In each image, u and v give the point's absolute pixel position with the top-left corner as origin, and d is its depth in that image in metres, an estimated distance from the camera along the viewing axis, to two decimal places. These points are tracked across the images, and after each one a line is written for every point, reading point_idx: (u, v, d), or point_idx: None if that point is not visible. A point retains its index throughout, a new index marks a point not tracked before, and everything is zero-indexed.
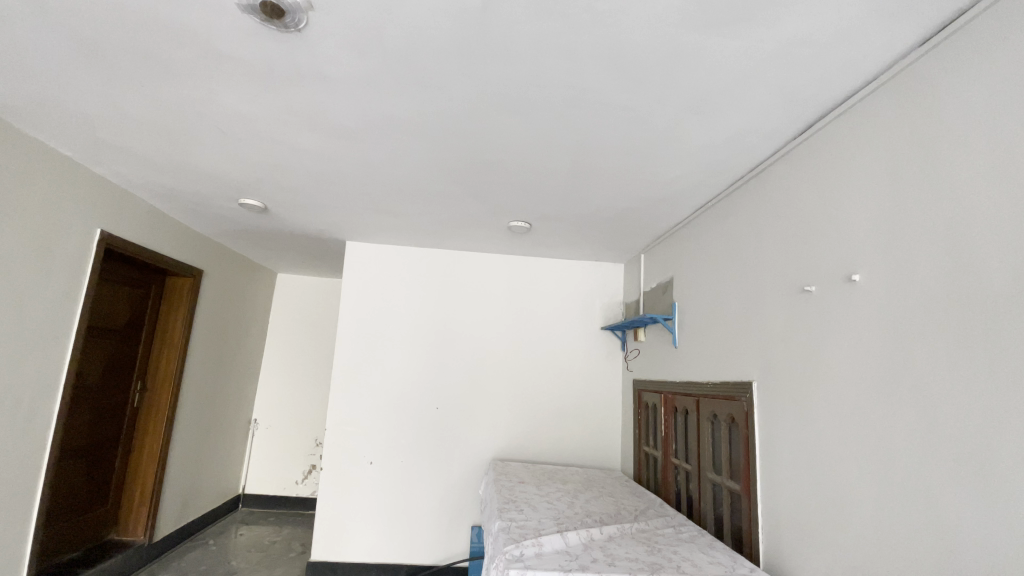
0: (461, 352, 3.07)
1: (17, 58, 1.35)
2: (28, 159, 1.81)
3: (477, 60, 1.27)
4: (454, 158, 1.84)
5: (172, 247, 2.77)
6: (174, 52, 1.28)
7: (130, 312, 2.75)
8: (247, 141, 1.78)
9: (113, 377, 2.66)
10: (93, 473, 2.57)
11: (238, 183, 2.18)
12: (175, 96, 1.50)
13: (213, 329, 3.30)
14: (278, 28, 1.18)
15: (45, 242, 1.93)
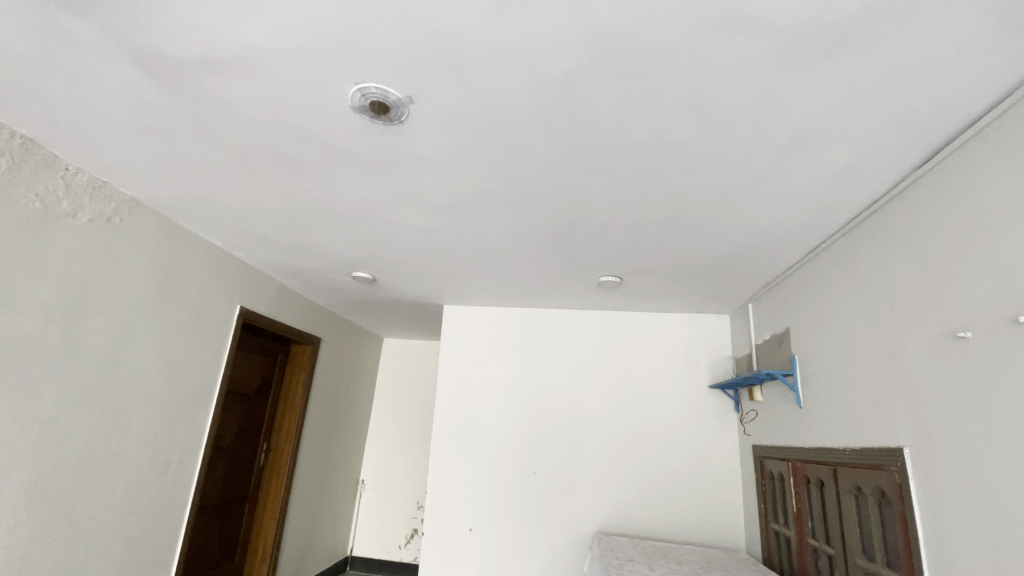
0: (557, 413, 2.99)
1: (185, 169, 1.65)
2: (188, 248, 2.18)
3: (559, 127, 1.32)
4: (543, 219, 1.88)
5: (297, 317, 3.09)
6: (301, 152, 1.49)
7: (260, 377, 3.07)
8: (357, 221, 1.97)
9: (244, 438, 2.93)
10: (224, 528, 2.80)
11: (349, 258, 2.41)
12: (300, 188, 1.72)
13: (328, 392, 3.55)
14: (384, 122, 1.32)
15: (198, 319, 2.26)
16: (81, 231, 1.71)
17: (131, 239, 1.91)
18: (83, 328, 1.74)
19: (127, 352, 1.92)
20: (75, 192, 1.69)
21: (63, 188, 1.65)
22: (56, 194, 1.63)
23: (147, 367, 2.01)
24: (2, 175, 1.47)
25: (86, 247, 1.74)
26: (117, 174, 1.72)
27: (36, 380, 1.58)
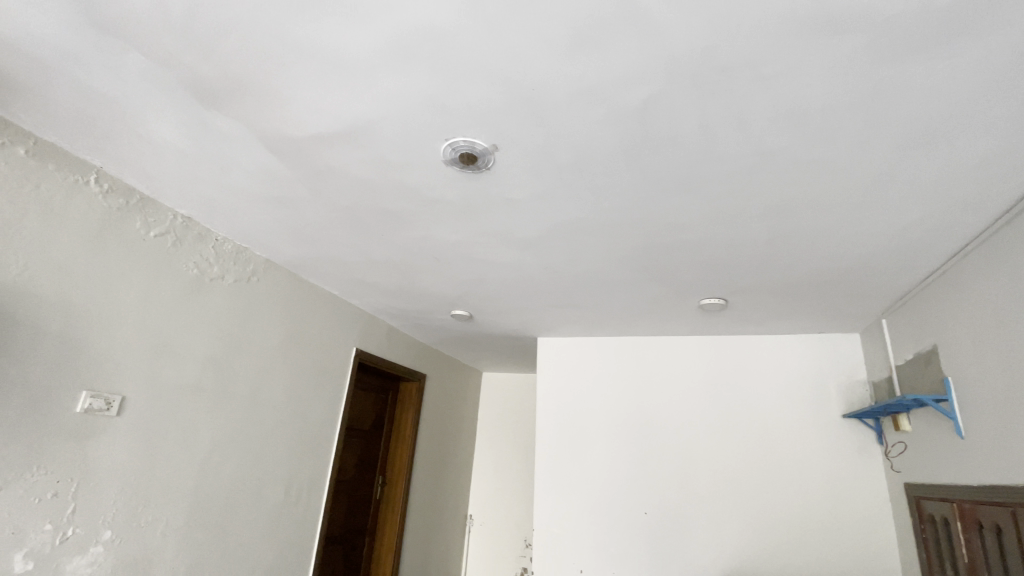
0: (665, 448, 2.83)
1: (307, 231, 1.88)
2: (311, 298, 2.45)
3: (643, 154, 1.31)
4: (633, 247, 1.86)
5: (404, 356, 3.30)
6: (401, 205, 1.63)
7: (375, 414, 3.29)
8: (454, 263, 2.09)
9: (362, 472, 3.14)
10: (348, 559, 2.98)
11: (448, 298, 2.55)
12: (402, 237, 1.88)
13: (434, 427, 3.70)
14: (473, 171, 1.41)
15: (321, 361, 2.51)
16: (229, 290, 2.01)
17: (267, 295, 2.19)
18: (231, 374, 2.01)
19: (265, 394, 2.18)
20: (223, 258, 1.99)
21: (214, 255, 1.95)
22: (209, 261, 1.93)
23: (281, 407, 2.26)
24: (170, 249, 1.78)
25: (232, 303, 2.03)
26: (254, 240, 2.00)
27: (195, 419, 1.85)
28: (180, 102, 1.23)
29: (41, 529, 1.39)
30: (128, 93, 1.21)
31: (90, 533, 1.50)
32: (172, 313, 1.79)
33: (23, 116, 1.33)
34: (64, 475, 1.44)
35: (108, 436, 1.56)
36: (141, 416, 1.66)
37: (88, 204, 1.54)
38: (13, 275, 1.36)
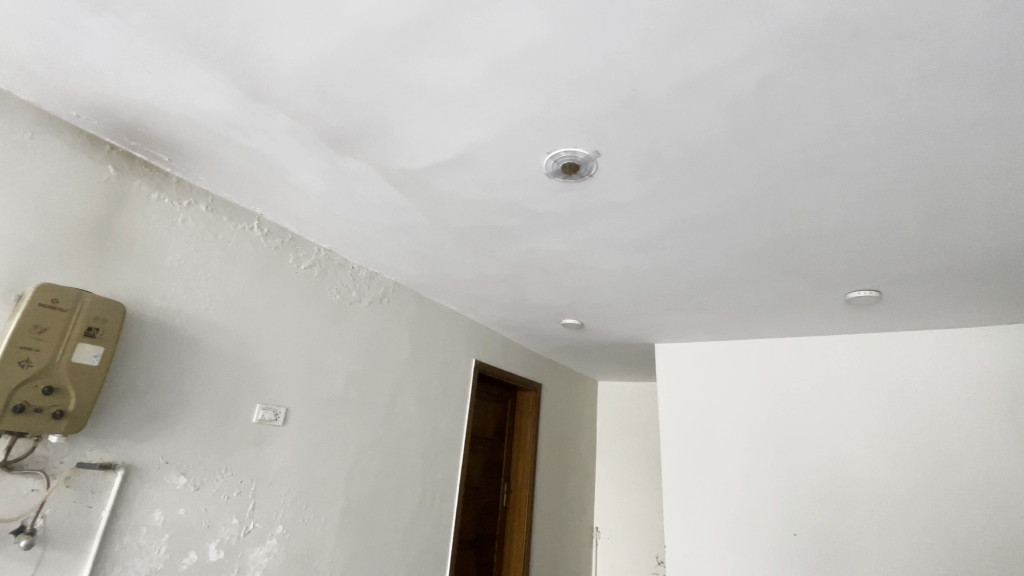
0: (813, 460, 2.53)
1: (426, 253, 2.03)
2: (434, 314, 2.63)
3: (761, 139, 1.21)
4: (756, 240, 1.71)
5: (521, 366, 3.38)
6: (509, 221, 1.69)
7: (496, 423, 3.40)
8: (563, 272, 2.10)
9: (488, 479, 3.26)
10: (480, 563, 3.10)
11: (559, 308, 2.56)
12: (512, 252, 1.94)
13: (554, 436, 3.72)
14: (577, 179, 1.41)
15: (445, 373, 2.67)
16: (365, 311, 2.24)
17: (396, 313, 2.40)
18: (369, 387, 2.22)
19: (399, 404, 2.37)
20: (359, 283, 2.22)
21: (351, 281, 2.19)
22: (347, 287, 2.17)
23: (413, 417, 2.43)
24: (317, 278, 2.04)
25: (367, 324, 2.25)
26: (381, 265, 2.21)
27: (343, 429, 2.08)
28: (316, 151, 1.41)
29: (229, 522, 1.65)
30: (275, 149, 1.42)
31: (265, 527, 1.75)
32: (320, 335, 2.03)
33: (203, 178, 1.62)
34: (244, 476, 1.70)
35: (275, 444, 1.81)
36: (300, 426, 1.91)
37: (254, 245, 1.82)
38: (201, 309, 1.65)
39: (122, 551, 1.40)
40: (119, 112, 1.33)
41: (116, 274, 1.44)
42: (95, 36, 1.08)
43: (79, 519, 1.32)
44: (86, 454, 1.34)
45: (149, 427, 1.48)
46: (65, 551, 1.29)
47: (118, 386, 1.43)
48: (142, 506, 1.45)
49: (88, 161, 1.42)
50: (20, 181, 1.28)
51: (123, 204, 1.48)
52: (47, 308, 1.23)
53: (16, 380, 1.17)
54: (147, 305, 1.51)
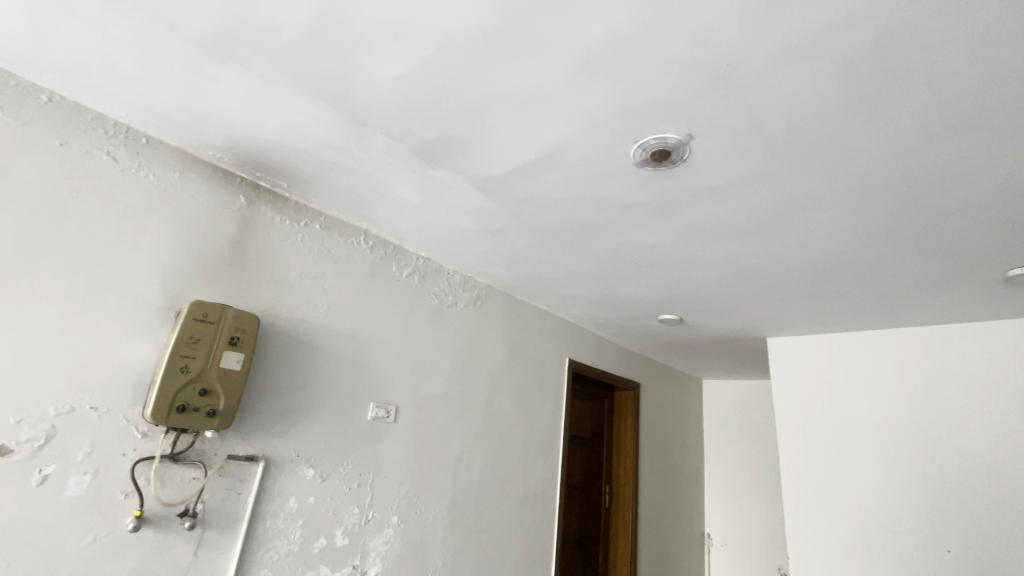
0: (969, 467, 2.17)
1: (516, 255, 2.06)
2: (526, 315, 2.66)
3: (883, 101, 1.08)
4: (880, 215, 1.52)
5: (617, 365, 3.30)
6: (598, 216, 1.66)
7: (594, 423, 3.36)
8: (658, 265, 2.02)
9: (589, 479, 3.22)
10: (586, 564, 3.08)
11: (655, 303, 2.47)
12: (602, 248, 1.91)
13: (655, 437, 3.59)
14: (669, 167, 1.35)
15: (540, 373, 2.69)
16: (461, 314, 2.32)
17: (490, 315, 2.47)
18: (470, 388, 2.30)
19: (498, 404, 2.42)
20: (454, 287, 2.32)
21: (447, 286, 2.29)
22: (444, 291, 2.27)
23: (511, 416, 2.48)
24: (416, 285, 2.16)
25: (464, 326, 2.33)
26: (474, 269, 2.29)
27: (447, 427, 2.17)
28: (410, 165, 1.50)
29: (352, 511, 1.79)
30: (375, 167, 1.53)
31: (383, 518, 1.88)
32: (422, 338, 2.15)
33: (315, 200, 1.79)
34: (362, 470, 1.85)
35: (388, 440, 1.95)
36: (408, 425, 2.03)
37: (360, 257, 1.97)
38: (319, 318, 1.82)
39: (265, 534, 1.58)
40: (245, 148, 1.52)
41: (250, 290, 1.64)
42: (224, 83, 1.24)
43: (231, 503, 1.52)
44: (234, 448, 1.54)
45: (282, 424, 1.66)
46: (222, 531, 1.49)
47: (256, 388, 1.62)
48: (280, 494, 1.62)
49: (224, 193, 1.63)
50: (173, 215, 1.51)
51: (252, 229, 1.68)
52: (199, 321, 1.43)
53: (179, 383, 1.37)
54: (276, 315, 1.70)
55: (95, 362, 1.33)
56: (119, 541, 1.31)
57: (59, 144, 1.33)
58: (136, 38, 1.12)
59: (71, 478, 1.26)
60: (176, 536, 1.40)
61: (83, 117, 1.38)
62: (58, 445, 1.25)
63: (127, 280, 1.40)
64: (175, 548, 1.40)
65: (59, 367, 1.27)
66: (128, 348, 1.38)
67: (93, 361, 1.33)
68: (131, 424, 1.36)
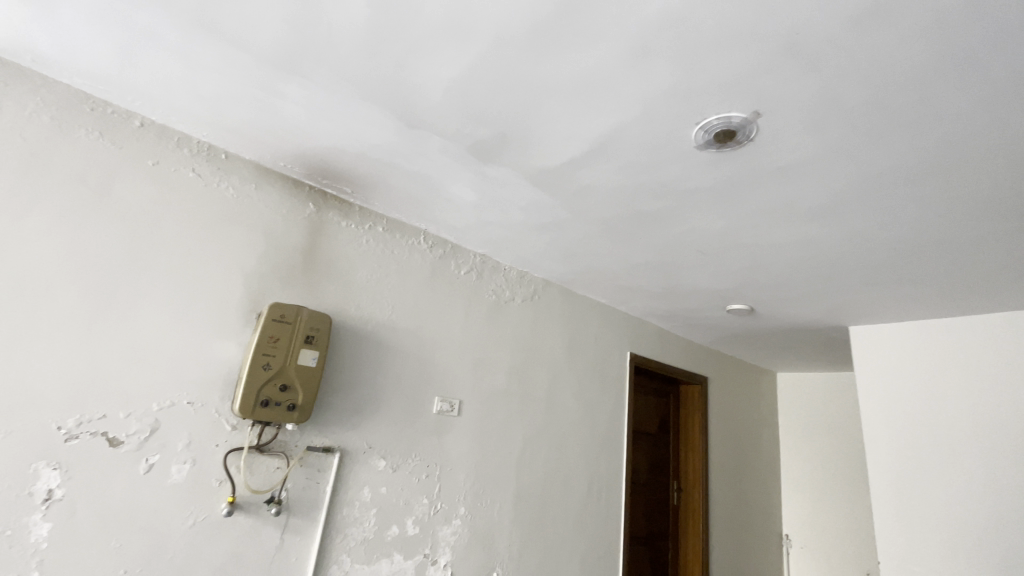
0: None
1: (574, 248, 2.04)
2: (585, 309, 2.64)
3: (982, 59, 0.97)
4: (980, 188, 1.37)
5: (682, 358, 3.20)
6: (658, 204, 1.61)
7: (660, 418, 3.27)
8: (723, 253, 1.93)
9: (655, 475, 3.15)
10: (654, 561, 3.01)
11: (721, 293, 2.37)
12: (664, 237, 1.85)
13: (726, 433, 3.44)
14: (733, 148, 1.29)
15: (602, 367, 2.66)
16: (520, 310, 2.34)
17: (549, 310, 2.46)
18: (530, 382, 2.31)
19: (559, 398, 2.42)
20: (512, 283, 2.33)
21: (505, 281, 2.31)
22: (502, 287, 2.29)
23: (573, 410, 2.47)
24: (475, 282, 2.19)
25: (523, 321, 2.35)
26: (532, 264, 2.29)
27: (510, 421, 2.20)
28: (466, 164, 1.52)
29: (421, 502, 1.86)
30: (432, 168, 1.57)
31: (450, 509, 1.93)
32: (483, 334, 2.18)
33: (377, 204, 1.87)
34: (430, 462, 1.91)
35: (453, 434, 2.00)
36: (472, 419, 2.07)
37: (421, 256, 2.03)
38: (385, 316, 1.89)
39: (342, 521, 1.67)
40: (312, 157, 1.60)
41: (321, 291, 1.74)
42: (291, 97, 1.32)
43: (311, 491, 1.62)
44: (312, 440, 1.64)
45: (354, 418, 1.75)
46: (303, 517, 1.59)
47: (330, 384, 1.71)
48: (354, 484, 1.71)
49: (295, 201, 1.73)
50: (251, 224, 1.62)
51: (321, 233, 1.77)
52: (278, 322, 1.54)
53: (262, 379, 1.48)
54: (345, 314, 1.79)
55: (189, 361, 1.46)
56: (215, 523, 1.43)
57: (151, 163, 1.47)
58: (212, 62, 1.22)
59: (173, 466, 1.39)
60: (264, 521, 1.51)
61: (170, 138, 1.51)
62: (161, 436, 1.39)
63: (213, 286, 1.52)
64: (264, 531, 1.51)
65: (159, 366, 1.41)
66: (216, 347, 1.50)
67: (187, 360, 1.45)
68: (222, 417, 1.48)
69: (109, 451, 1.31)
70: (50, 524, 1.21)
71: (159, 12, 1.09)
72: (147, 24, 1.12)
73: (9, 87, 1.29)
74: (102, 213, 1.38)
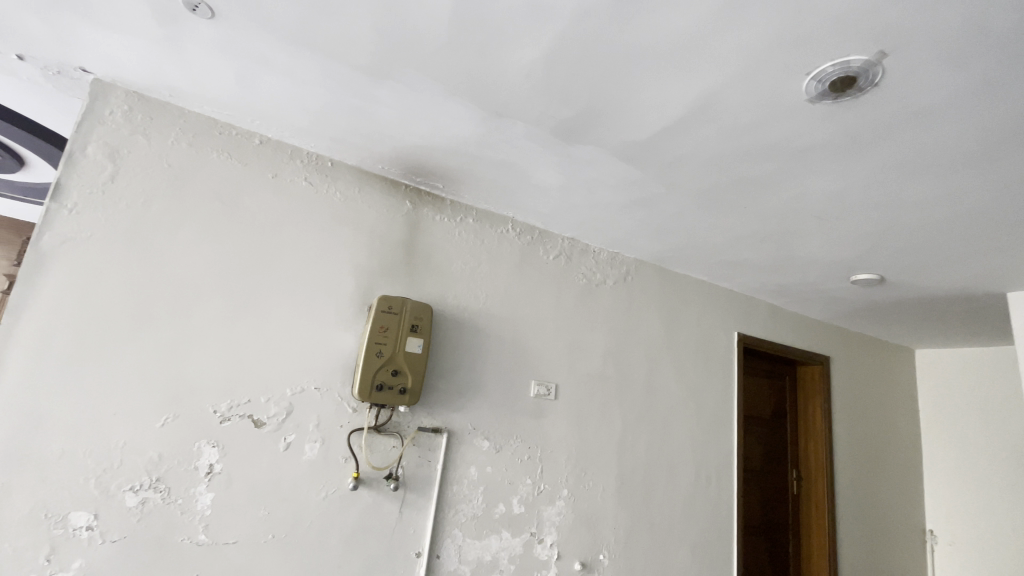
0: None
1: (670, 224, 1.95)
2: (683, 288, 2.52)
3: None
4: None
5: (797, 337, 2.94)
6: (762, 168, 1.49)
7: (774, 402, 3.04)
8: (844, 216, 1.74)
9: (771, 462, 2.94)
10: (773, 552, 2.84)
11: (842, 262, 2.14)
12: (771, 203, 1.70)
13: (853, 418, 3.12)
14: (853, 96, 1.15)
15: (705, 348, 2.53)
16: (613, 292, 2.30)
17: (644, 291, 2.39)
18: (629, 365, 2.27)
19: (660, 380, 2.35)
20: (604, 265, 2.29)
21: (597, 264, 2.28)
22: (594, 270, 2.26)
23: (675, 393, 2.38)
24: (566, 266, 2.19)
25: (618, 303, 2.30)
26: (624, 244, 2.23)
27: (609, 404, 2.18)
28: (552, 147, 1.51)
29: (525, 482, 1.91)
30: (519, 156, 1.59)
31: (554, 490, 1.97)
32: (577, 318, 2.18)
33: (467, 196, 1.93)
34: (531, 444, 1.95)
35: (553, 416, 2.03)
36: (571, 402, 2.08)
37: (511, 244, 2.07)
38: (481, 304, 1.96)
39: (453, 498, 1.77)
40: (407, 157, 1.69)
41: (422, 282, 1.84)
42: (384, 101, 1.40)
43: (424, 469, 1.73)
44: (422, 421, 1.75)
45: (459, 401, 1.84)
46: (418, 493, 1.71)
47: (435, 369, 1.81)
48: (462, 463, 1.80)
49: (395, 200, 1.84)
50: (357, 224, 1.75)
51: (419, 228, 1.87)
52: (386, 313, 1.66)
53: (376, 366, 1.60)
54: (445, 303, 1.87)
55: (313, 351, 1.62)
56: (344, 495, 1.59)
57: (272, 176, 1.64)
58: (316, 77, 1.33)
59: (307, 444, 1.56)
60: (384, 495, 1.65)
61: (285, 152, 1.68)
62: (295, 418, 1.56)
63: (329, 283, 1.67)
64: (385, 504, 1.65)
65: (289, 356, 1.58)
66: (335, 338, 1.66)
67: (312, 350, 1.62)
68: (343, 401, 1.64)
69: (256, 429, 1.50)
70: (212, 493, 1.42)
71: (269, 38, 1.20)
72: (261, 51, 1.25)
73: (158, 122, 1.51)
74: (236, 224, 1.57)
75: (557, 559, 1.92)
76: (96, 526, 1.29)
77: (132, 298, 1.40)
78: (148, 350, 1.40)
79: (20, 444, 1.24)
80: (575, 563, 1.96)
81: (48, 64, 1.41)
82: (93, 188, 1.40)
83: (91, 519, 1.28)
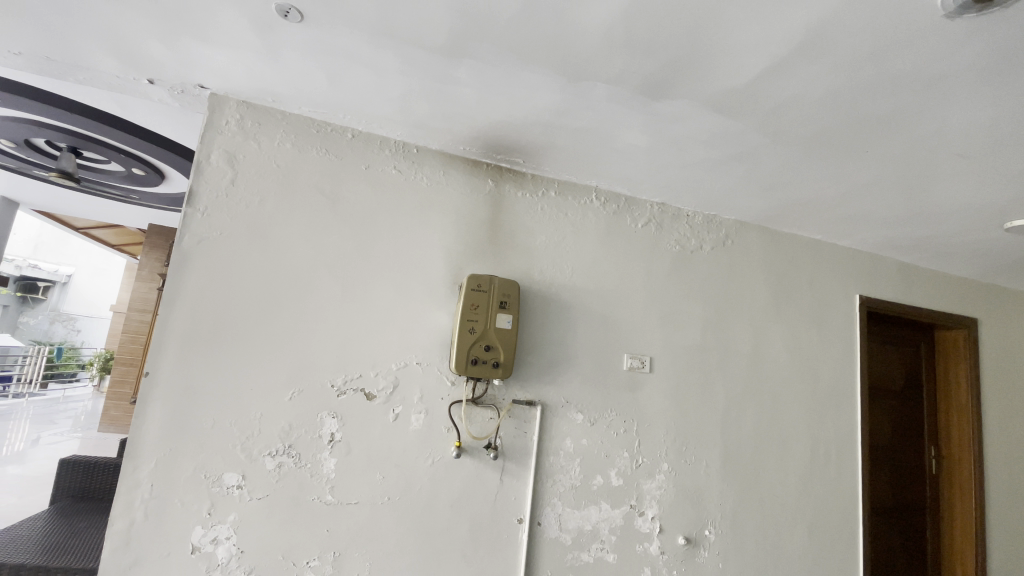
0: None
1: (772, 178, 1.79)
2: (792, 249, 2.30)
3: None
4: None
5: (934, 297, 2.58)
6: (886, 102, 1.30)
7: (907, 371, 2.71)
8: (997, 151, 1.47)
9: (903, 437, 2.64)
10: (905, 535, 2.57)
11: (992, 206, 1.82)
12: (898, 144, 1.49)
13: (1009, 389, 2.69)
14: (1006, 5, 0.95)
15: (820, 314, 2.30)
16: (711, 258, 2.16)
17: (746, 255, 2.22)
18: (731, 335, 2.14)
19: (767, 350, 2.19)
20: (699, 229, 2.16)
21: (691, 229, 2.15)
22: (687, 236, 2.14)
23: (785, 363, 2.21)
24: (656, 233, 2.10)
25: (716, 269, 2.16)
26: (720, 205, 2.08)
27: (710, 375, 2.07)
28: (636, 106, 1.43)
29: (623, 454, 1.89)
30: (601, 121, 1.53)
31: (653, 463, 1.93)
32: (670, 287, 2.08)
33: (549, 169, 1.90)
34: (627, 416, 1.92)
35: (648, 389, 1.97)
36: (667, 373, 2.01)
37: (597, 214, 2.02)
38: (569, 277, 1.94)
39: (551, 468, 1.80)
40: (487, 135, 1.70)
41: (509, 259, 1.86)
42: (463, 81, 1.41)
43: (521, 440, 1.78)
44: (516, 394, 1.79)
45: (551, 374, 1.85)
46: (517, 463, 1.76)
47: (526, 343, 1.84)
48: (558, 435, 1.82)
49: (477, 179, 1.87)
50: (445, 206, 1.81)
51: (502, 206, 1.89)
52: (476, 291, 1.70)
53: (470, 341, 1.65)
54: (533, 279, 1.89)
55: (412, 328, 1.71)
56: (448, 463, 1.68)
57: (365, 166, 1.74)
58: (397, 65, 1.37)
59: (413, 415, 1.67)
60: (485, 463, 1.72)
61: (375, 143, 1.77)
62: (401, 391, 1.67)
63: (422, 263, 1.75)
64: (486, 472, 1.72)
65: (392, 334, 1.69)
66: (430, 316, 1.74)
67: (411, 328, 1.71)
68: (442, 375, 1.72)
69: (367, 402, 1.63)
70: (335, 459, 1.57)
71: (353, 33, 1.26)
72: (347, 47, 1.31)
73: (265, 126, 1.66)
74: (338, 214, 1.68)
75: (660, 532, 1.90)
76: (244, 485, 1.48)
77: (256, 287, 1.57)
78: (274, 333, 1.57)
79: (181, 415, 1.46)
80: (678, 538, 1.91)
81: (173, 84, 1.60)
82: (219, 191, 1.58)
83: (239, 479, 1.48)
